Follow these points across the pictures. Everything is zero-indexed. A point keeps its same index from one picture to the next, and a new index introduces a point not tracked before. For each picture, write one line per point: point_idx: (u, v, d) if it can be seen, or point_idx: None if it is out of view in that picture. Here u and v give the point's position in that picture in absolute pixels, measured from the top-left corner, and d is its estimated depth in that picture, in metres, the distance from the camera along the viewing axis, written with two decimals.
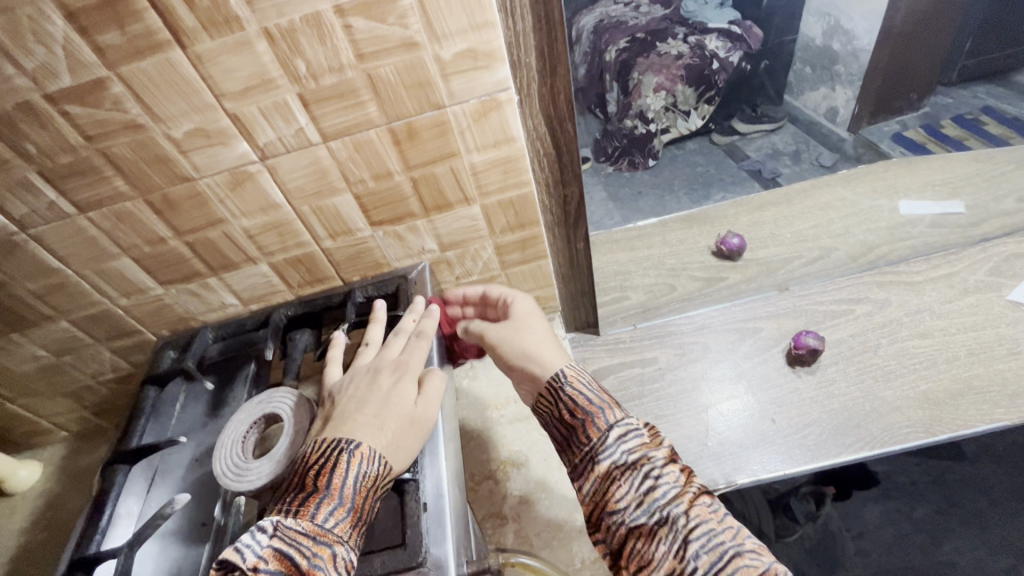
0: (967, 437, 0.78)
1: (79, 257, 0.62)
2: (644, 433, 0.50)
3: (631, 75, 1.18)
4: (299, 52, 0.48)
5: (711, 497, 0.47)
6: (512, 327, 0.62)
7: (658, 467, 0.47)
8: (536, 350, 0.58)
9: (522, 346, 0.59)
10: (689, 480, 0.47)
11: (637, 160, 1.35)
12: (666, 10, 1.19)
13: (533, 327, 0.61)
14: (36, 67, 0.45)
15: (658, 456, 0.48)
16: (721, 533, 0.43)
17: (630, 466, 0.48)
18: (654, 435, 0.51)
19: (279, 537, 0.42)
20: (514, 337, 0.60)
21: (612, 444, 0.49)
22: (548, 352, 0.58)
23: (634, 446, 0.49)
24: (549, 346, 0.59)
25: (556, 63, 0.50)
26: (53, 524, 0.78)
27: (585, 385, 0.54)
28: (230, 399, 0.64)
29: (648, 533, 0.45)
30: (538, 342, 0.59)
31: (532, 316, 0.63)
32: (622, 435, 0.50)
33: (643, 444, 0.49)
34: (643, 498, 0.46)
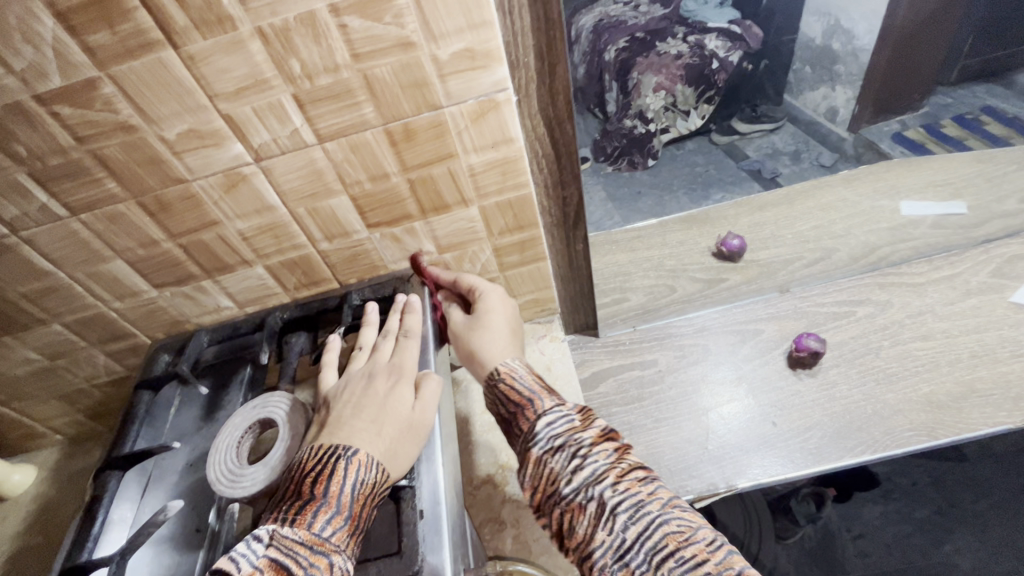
0: (970, 440, 0.77)
1: (72, 259, 0.61)
2: (574, 417, 0.52)
3: (631, 74, 1.19)
4: (294, 52, 0.47)
5: (642, 471, 0.48)
6: (472, 322, 0.63)
7: (585, 447, 0.49)
8: (485, 351, 0.60)
9: (475, 344, 0.61)
10: (619, 456, 0.49)
11: (636, 160, 1.37)
12: (667, 9, 1.20)
13: (488, 324, 0.62)
14: (25, 68, 0.45)
15: (586, 437, 0.50)
16: (646, 504, 0.45)
17: (557, 448, 0.50)
18: (585, 416, 0.52)
19: (275, 547, 0.41)
20: (469, 335, 0.62)
21: (541, 430, 0.51)
22: (500, 352, 0.60)
23: (562, 430, 0.51)
24: (503, 342, 0.61)
25: (555, 62, 0.50)
26: (47, 529, 0.77)
27: (525, 383, 0.56)
28: (225, 402, 0.63)
29: (578, 511, 0.47)
30: (490, 341, 0.61)
31: (491, 312, 0.63)
32: (552, 422, 0.52)
33: (571, 427, 0.51)
34: (571, 479, 0.48)
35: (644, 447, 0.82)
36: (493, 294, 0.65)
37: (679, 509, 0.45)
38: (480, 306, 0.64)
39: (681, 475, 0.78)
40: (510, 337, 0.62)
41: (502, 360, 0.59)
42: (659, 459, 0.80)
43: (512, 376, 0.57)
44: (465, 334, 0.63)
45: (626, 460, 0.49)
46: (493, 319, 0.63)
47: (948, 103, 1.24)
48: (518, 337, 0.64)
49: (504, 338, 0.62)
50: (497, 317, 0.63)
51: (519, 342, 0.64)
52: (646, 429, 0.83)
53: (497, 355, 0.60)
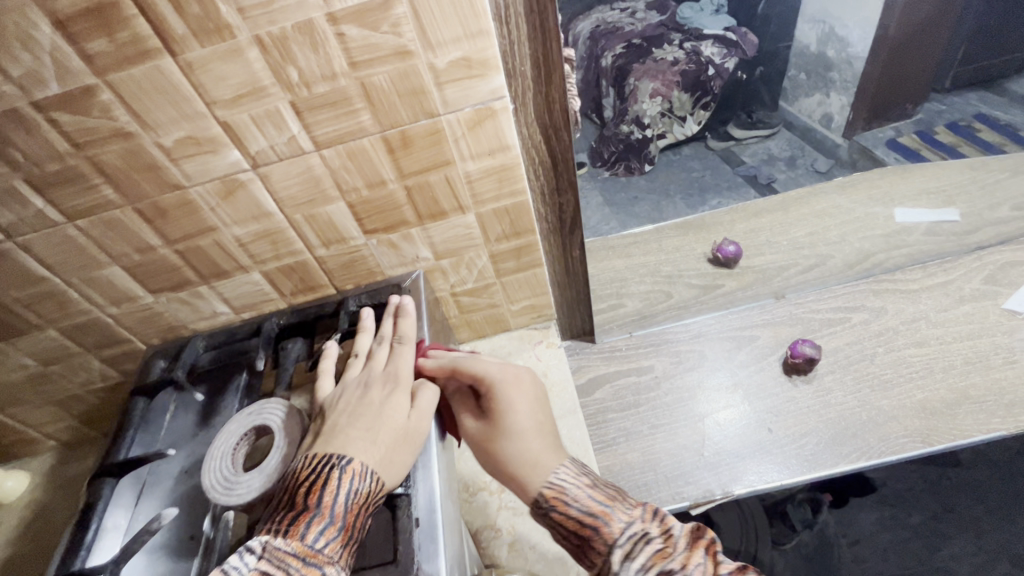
0: (964, 446, 0.78)
1: (68, 265, 0.61)
2: (651, 535, 0.45)
3: (629, 80, 1.24)
4: (291, 60, 0.47)
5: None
6: (492, 430, 0.52)
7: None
8: (526, 470, 0.49)
9: (511, 462, 0.50)
10: (716, 572, 0.42)
11: (632, 165, 1.39)
12: (663, 16, 1.27)
13: (513, 429, 0.51)
14: (23, 75, 0.45)
15: (674, 560, 0.42)
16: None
17: None
18: (662, 529, 0.45)
19: (267, 559, 0.41)
20: (500, 449, 0.51)
21: (623, 573, 0.43)
22: (540, 462, 0.50)
23: (645, 562, 0.43)
24: (538, 445, 0.51)
25: (551, 71, 0.50)
26: (39, 537, 0.77)
27: (582, 500, 0.47)
28: (221, 408, 0.63)
29: None
30: (524, 453, 0.50)
31: (510, 409, 0.53)
32: (628, 549, 0.44)
33: (653, 554, 0.43)
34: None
35: (641, 454, 0.82)
36: (507, 386, 0.53)
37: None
38: (494, 411, 0.53)
39: (677, 482, 0.78)
40: (542, 430, 0.52)
41: (549, 478, 0.49)
42: (655, 466, 0.80)
43: (564, 498, 0.47)
44: (494, 449, 0.51)
45: (727, 571, 0.42)
46: (518, 416, 0.52)
47: (942, 109, 1.25)
48: (551, 424, 0.53)
49: (538, 436, 0.52)
50: (521, 414, 0.52)
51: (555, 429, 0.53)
52: (642, 435, 0.83)
53: (539, 470, 0.49)
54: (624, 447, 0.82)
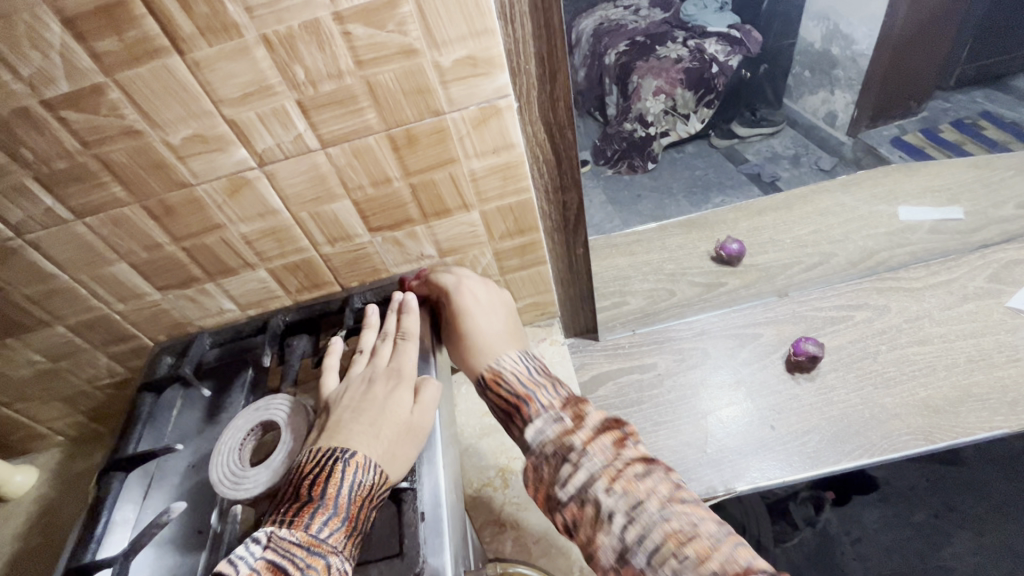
0: (967, 444, 0.78)
1: (76, 262, 0.61)
2: (566, 416, 0.50)
3: (631, 79, 1.22)
4: (298, 59, 0.48)
5: (642, 464, 0.45)
6: (454, 325, 0.61)
7: (577, 449, 0.47)
8: (479, 352, 0.58)
9: (469, 345, 0.59)
10: (615, 452, 0.46)
11: (636, 163, 1.39)
12: (667, 13, 1.19)
13: (472, 322, 0.60)
14: (32, 74, 0.45)
15: (579, 437, 0.47)
16: (644, 503, 0.42)
17: (547, 450, 0.48)
18: (578, 413, 0.50)
19: (273, 549, 0.41)
20: (460, 337, 0.60)
21: (533, 436, 0.50)
22: (490, 347, 0.58)
23: (553, 433, 0.49)
24: (490, 335, 0.59)
25: (556, 68, 0.51)
26: (44, 534, 0.78)
27: (517, 377, 0.54)
28: (227, 404, 0.64)
29: (577, 517, 0.45)
30: (481, 340, 0.59)
31: (474, 309, 0.61)
32: (543, 424, 0.50)
33: (563, 428, 0.49)
34: (565, 484, 0.46)
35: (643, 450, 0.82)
36: (468, 288, 0.63)
37: (680, 505, 0.42)
38: (457, 309, 0.61)
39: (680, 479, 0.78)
40: (501, 329, 0.61)
41: (496, 357, 0.57)
42: None
43: (502, 374, 0.55)
44: (456, 339, 0.61)
45: (625, 453, 0.46)
46: (474, 314, 0.61)
47: (947, 106, 1.26)
48: (511, 326, 0.62)
49: (497, 332, 0.60)
50: (477, 313, 0.61)
51: (513, 330, 0.62)
52: (646, 432, 0.84)
53: (486, 354, 0.58)
54: None
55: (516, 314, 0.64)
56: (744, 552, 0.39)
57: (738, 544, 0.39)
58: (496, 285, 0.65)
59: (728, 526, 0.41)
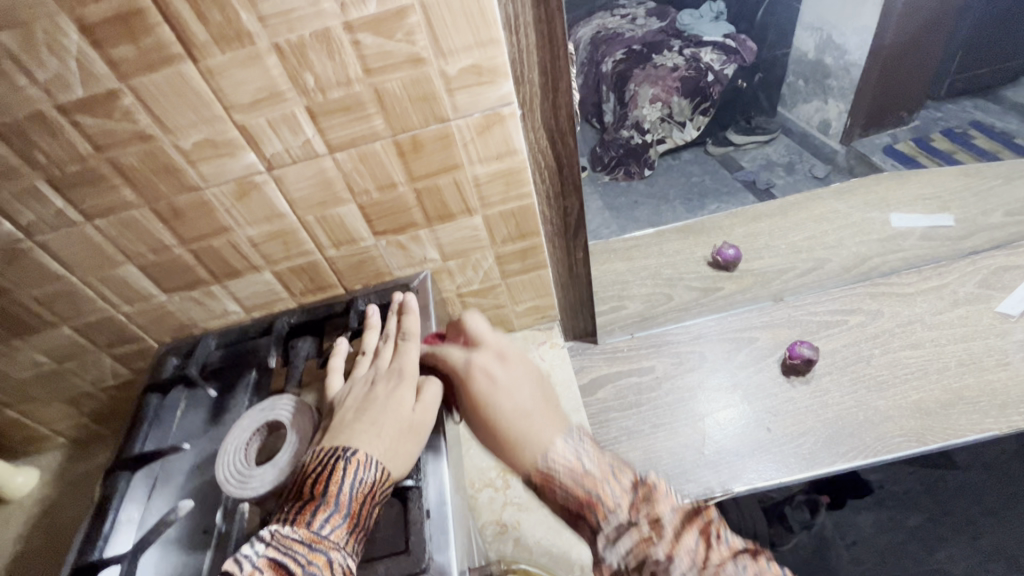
0: (958, 445, 0.80)
1: (85, 264, 0.62)
2: (639, 518, 0.44)
3: (629, 87, 1.41)
4: (308, 66, 0.49)
5: (735, 562, 0.41)
6: (480, 416, 0.52)
7: (664, 564, 0.41)
8: (521, 445, 0.50)
9: (505, 437, 0.51)
10: (706, 555, 0.41)
11: (632, 170, 1.45)
12: (663, 22, 1.46)
13: (501, 409, 0.52)
14: (48, 79, 0.46)
15: (663, 547, 0.42)
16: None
17: (630, 569, 0.42)
18: (649, 512, 0.44)
19: (274, 546, 0.42)
20: (492, 429, 0.52)
21: (608, 551, 0.44)
22: (533, 437, 0.50)
23: (632, 545, 0.43)
24: (528, 421, 0.51)
25: (558, 78, 0.52)
26: (47, 534, 0.79)
27: (570, 476, 0.47)
28: (231, 405, 0.64)
29: None
30: (516, 430, 0.50)
31: (496, 391, 0.53)
32: (616, 533, 0.44)
33: (642, 537, 0.43)
34: None
35: (642, 452, 0.84)
36: (490, 371, 0.55)
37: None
38: (480, 398, 0.53)
39: (678, 480, 0.80)
40: (535, 407, 0.53)
41: (543, 451, 0.49)
42: (656, 464, 0.82)
43: (554, 475, 0.47)
44: (487, 432, 0.52)
45: (715, 554, 0.41)
46: (503, 399, 0.53)
47: (938, 115, 1.29)
48: (543, 401, 0.54)
49: (532, 412, 0.52)
50: (506, 398, 0.52)
51: (547, 404, 0.54)
52: (644, 435, 0.85)
53: (532, 446, 0.49)
54: (626, 446, 0.84)
55: (545, 384, 0.56)
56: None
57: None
58: (518, 356, 0.57)
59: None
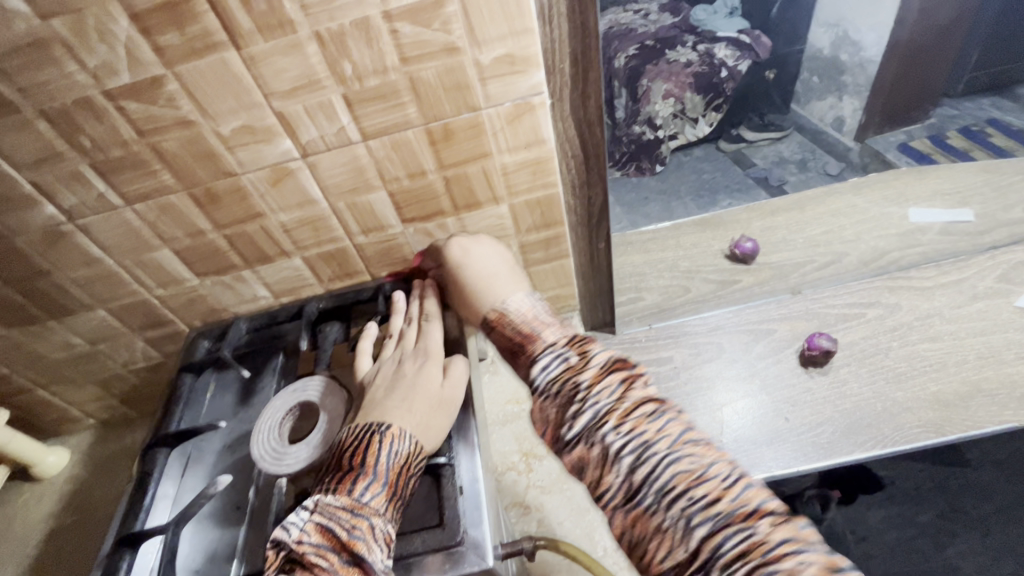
0: (976, 437, 0.81)
1: (122, 248, 0.64)
2: (571, 353, 0.44)
3: (643, 81, 1.22)
4: (346, 54, 0.50)
5: (652, 403, 0.39)
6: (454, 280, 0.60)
7: (583, 389, 0.40)
8: (482, 294, 0.56)
9: (471, 291, 0.57)
10: (624, 393, 0.39)
11: (644, 166, 1.34)
12: (676, 18, 1.31)
13: (470, 270, 0.59)
14: (97, 65, 0.48)
15: (585, 375, 0.41)
16: (653, 445, 0.36)
17: (552, 391, 0.42)
18: (584, 351, 0.44)
19: (319, 513, 0.44)
20: (462, 288, 0.58)
21: (537, 375, 0.44)
22: (495, 289, 0.55)
23: (559, 371, 0.43)
24: (495, 279, 0.57)
25: (589, 67, 0.53)
26: (81, 511, 0.82)
27: (520, 316, 0.51)
28: (260, 388, 0.65)
29: (582, 457, 0.39)
30: (477, 284, 0.57)
31: (467, 257, 0.60)
32: (547, 363, 0.44)
33: (570, 366, 0.43)
34: (570, 424, 0.40)
35: None
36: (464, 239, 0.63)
37: (697, 452, 0.35)
38: (450, 260, 0.61)
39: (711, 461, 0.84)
40: (500, 269, 0.58)
41: (500, 298, 0.54)
42: None
43: (506, 313, 0.52)
44: (456, 289, 0.59)
45: (634, 393, 0.39)
46: (469, 261, 0.60)
47: (954, 112, 1.26)
48: (509, 267, 0.59)
49: (495, 272, 0.58)
50: (473, 256, 0.60)
51: (514, 271, 0.59)
52: None
53: (491, 296, 0.55)
54: None
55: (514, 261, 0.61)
56: None
57: (755, 486, 0.34)
58: (491, 241, 0.63)
59: (739, 465, 0.35)
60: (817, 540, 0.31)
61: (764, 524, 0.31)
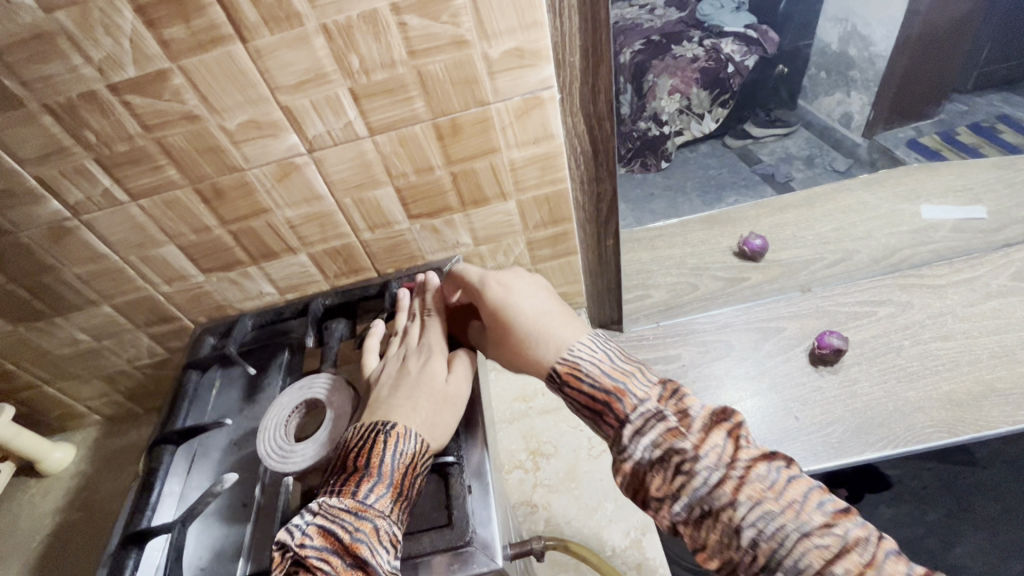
0: (989, 438, 0.80)
1: (127, 243, 0.64)
2: (666, 413, 0.44)
3: (648, 77, 1.08)
4: (354, 48, 0.50)
5: (764, 461, 0.40)
6: (500, 322, 0.53)
7: (691, 457, 0.41)
8: (540, 343, 0.51)
9: (526, 337, 0.52)
10: (733, 453, 0.41)
11: (649, 163, 1.21)
12: (682, 13, 1.15)
13: (520, 314, 0.53)
14: (102, 58, 0.47)
15: (690, 441, 0.42)
16: (777, 516, 0.37)
17: (656, 462, 0.42)
18: (680, 410, 0.44)
19: (323, 515, 0.43)
20: (511, 333, 0.53)
21: (631, 443, 0.44)
22: (556, 335, 0.51)
23: (658, 438, 0.43)
24: (553, 322, 0.52)
25: (600, 61, 0.52)
26: (87, 507, 0.82)
27: (593, 370, 0.48)
28: (265, 384, 0.65)
29: (698, 528, 0.40)
30: (532, 330, 0.52)
31: (513, 297, 0.55)
32: (641, 427, 0.44)
33: (669, 430, 0.43)
34: (681, 496, 0.41)
35: None
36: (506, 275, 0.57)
37: (822, 516, 0.37)
38: (492, 303, 0.55)
39: None
40: (553, 308, 0.54)
41: (567, 347, 0.50)
42: None
43: (577, 367, 0.48)
44: (504, 338, 0.53)
45: (744, 454, 0.41)
46: (518, 305, 0.54)
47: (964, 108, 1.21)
48: (559, 305, 0.54)
49: (548, 312, 0.53)
50: (519, 299, 0.54)
51: (565, 307, 0.54)
52: None
53: (554, 345, 0.50)
54: None
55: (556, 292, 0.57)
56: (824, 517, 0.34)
57: (891, 555, 0.35)
58: (527, 274, 0.58)
59: (869, 528, 0.37)
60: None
61: None
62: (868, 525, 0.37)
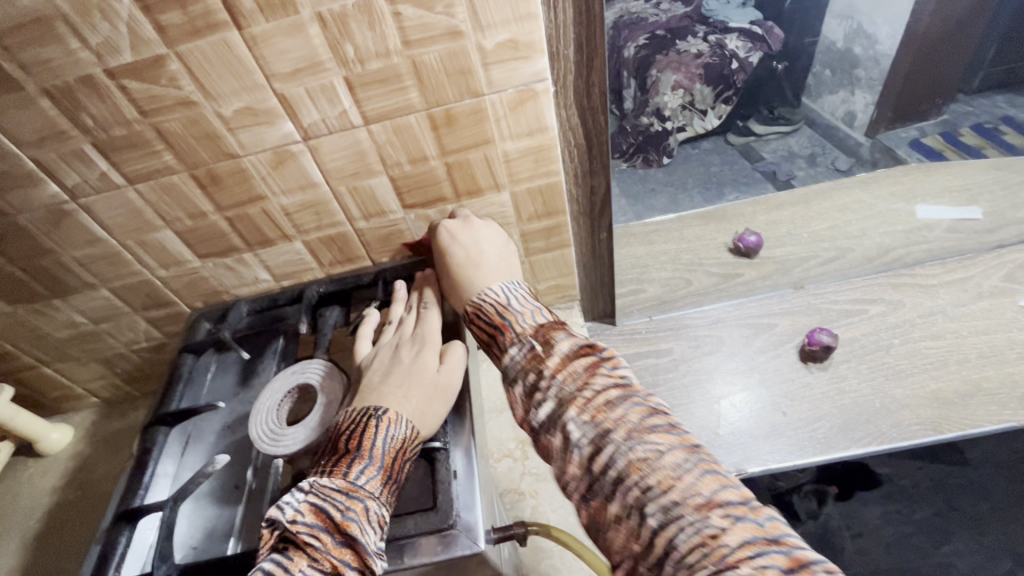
0: (974, 435, 0.82)
1: (124, 227, 0.64)
2: (537, 342, 0.46)
3: (650, 72, 1.18)
4: (348, 37, 0.50)
5: (617, 390, 0.40)
6: (442, 263, 0.61)
7: (545, 378, 0.43)
8: (465, 285, 0.58)
9: (456, 277, 0.59)
10: (586, 377, 0.41)
11: (650, 157, 1.32)
12: (687, 8, 1.21)
13: (455, 258, 0.60)
14: (99, 42, 0.48)
15: (549, 365, 0.44)
16: (611, 434, 0.38)
17: (519, 381, 0.45)
18: (549, 340, 0.46)
19: (314, 493, 0.44)
20: (449, 273, 0.60)
21: (508, 367, 0.47)
22: (482, 282, 0.57)
23: (525, 360, 0.46)
24: (481, 269, 0.58)
25: (593, 55, 0.53)
26: (84, 487, 0.83)
27: (494, 306, 0.53)
28: (259, 369, 0.66)
29: (548, 445, 0.42)
30: (463, 273, 0.59)
31: (455, 244, 0.61)
32: (515, 354, 0.47)
33: (533, 355, 0.45)
34: (535, 413, 0.42)
35: None
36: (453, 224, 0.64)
37: (653, 436, 0.37)
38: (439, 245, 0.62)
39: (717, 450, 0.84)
40: (487, 258, 0.59)
41: (480, 291, 0.56)
42: None
43: (481, 305, 0.54)
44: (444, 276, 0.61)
45: (597, 380, 0.41)
46: (454, 250, 0.61)
47: (971, 109, 1.20)
48: (496, 257, 0.60)
49: (481, 262, 0.59)
50: (458, 249, 0.61)
51: (501, 261, 0.60)
52: None
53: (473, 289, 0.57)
54: None
55: (508, 245, 0.63)
56: (710, 481, 0.34)
57: (710, 476, 0.34)
58: (487, 222, 0.65)
59: (699, 452, 0.36)
60: (776, 537, 0.31)
61: (716, 515, 0.32)
62: (700, 451, 0.36)
